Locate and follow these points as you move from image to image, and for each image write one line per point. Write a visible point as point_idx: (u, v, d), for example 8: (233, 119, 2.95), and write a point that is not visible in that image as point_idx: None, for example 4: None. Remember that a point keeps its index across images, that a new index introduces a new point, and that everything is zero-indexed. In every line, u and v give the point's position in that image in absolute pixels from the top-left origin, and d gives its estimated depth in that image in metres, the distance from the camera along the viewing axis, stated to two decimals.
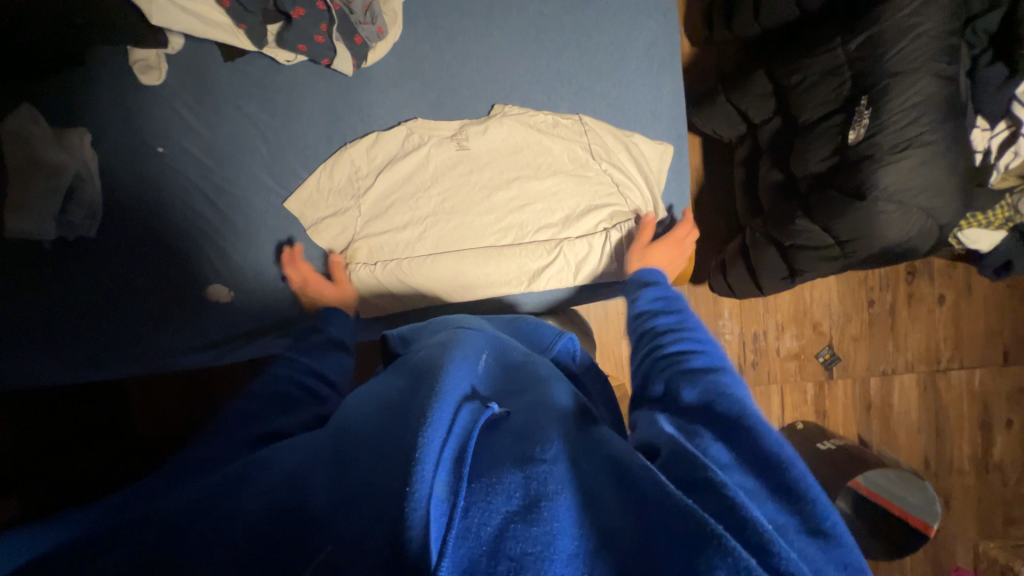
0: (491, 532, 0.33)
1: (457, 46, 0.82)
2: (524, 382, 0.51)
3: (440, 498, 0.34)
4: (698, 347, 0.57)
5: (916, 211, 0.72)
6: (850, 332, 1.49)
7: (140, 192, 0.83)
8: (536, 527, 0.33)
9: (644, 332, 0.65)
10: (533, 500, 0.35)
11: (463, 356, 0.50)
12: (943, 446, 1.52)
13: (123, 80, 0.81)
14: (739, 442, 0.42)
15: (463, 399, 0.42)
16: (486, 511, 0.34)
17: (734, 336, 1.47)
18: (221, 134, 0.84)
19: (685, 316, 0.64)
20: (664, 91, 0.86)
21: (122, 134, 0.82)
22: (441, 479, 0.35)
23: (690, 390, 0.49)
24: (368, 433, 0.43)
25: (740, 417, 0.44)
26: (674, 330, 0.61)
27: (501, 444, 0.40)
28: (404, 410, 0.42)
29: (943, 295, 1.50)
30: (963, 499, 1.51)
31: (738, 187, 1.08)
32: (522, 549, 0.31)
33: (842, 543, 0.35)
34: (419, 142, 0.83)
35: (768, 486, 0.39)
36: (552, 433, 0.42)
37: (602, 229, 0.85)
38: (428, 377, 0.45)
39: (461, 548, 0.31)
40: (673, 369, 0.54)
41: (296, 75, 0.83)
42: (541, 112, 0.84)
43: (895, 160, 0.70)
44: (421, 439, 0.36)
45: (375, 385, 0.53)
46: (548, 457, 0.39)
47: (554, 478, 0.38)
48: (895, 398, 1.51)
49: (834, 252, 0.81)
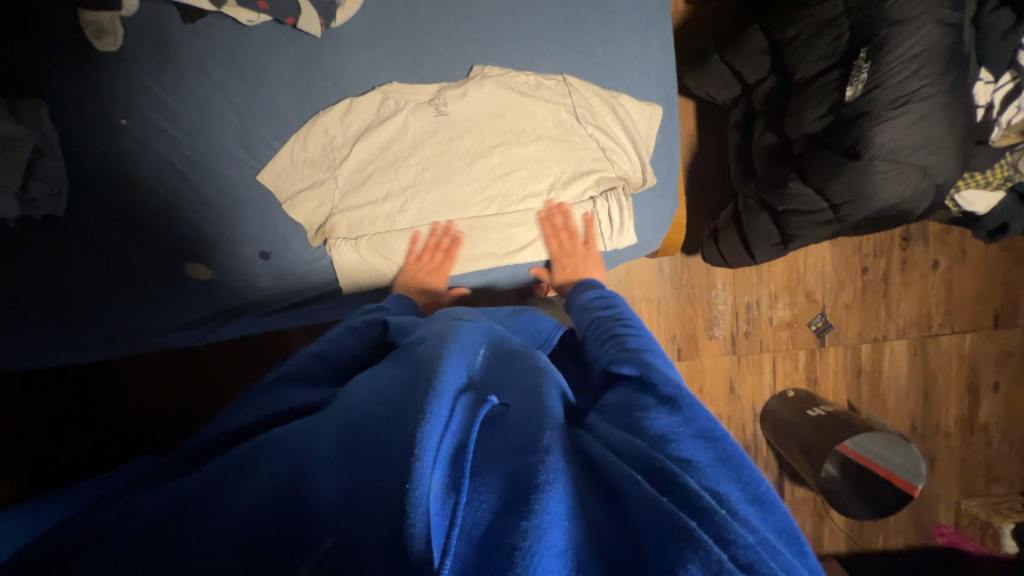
0: (483, 531, 0.33)
1: (434, 1, 0.77)
2: (521, 365, 0.48)
3: (436, 498, 0.33)
4: (632, 331, 0.58)
5: (913, 170, 0.70)
6: (843, 299, 1.49)
7: (105, 167, 0.79)
8: (527, 520, 0.32)
9: (587, 330, 0.65)
10: (524, 492, 0.34)
11: (459, 348, 0.48)
12: (931, 409, 1.54)
13: (76, 45, 0.76)
14: (679, 415, 0.42)
15: (458, 392, 0.41)
16: (478, 509, 0.34)
17: (727, 307, 1.46)
18: (186, 102, 0.79)
19: (621, 308, 0.66)
20: (653, 48, 0.82)
21: (80, 105, 0.78)
22: (438, 477, 0.34)
23: (626, 368, 0.50)
24: (364, 421, 0.41)
25: (675, 391, 0.44)
26: (612, 320, 0.61)
27: (498, 435, 0.39)
28: (399, 401, 0.41)
29: (937, 261, 1.49)
30: (947, 460, 1.55)
31: (731, 152, 1.05)
32: (513, 544, 0.31)
33: (777, 510, 0.37)
34: (395, 108, 0.79)
35: (711, 458, 0.39)
36: (547, 418, 0.40)
37: (588, 197, 0.84)
38: (425, 369, 0.44)
39: (459, 549, 0.32)
40: (613, 352, 0.54)
41: (261, 37, 0.77)
42: (523, 73, 0.80)
43: (893, 116, 0.67)
44: (420, 436, 0.35)
45: (374, 373, 0.51)
46: (544, 446, 0.37)
47: (549, 467, 0.35)
48: (885, 364, 1.52)
49: (828, 215, 0.79)
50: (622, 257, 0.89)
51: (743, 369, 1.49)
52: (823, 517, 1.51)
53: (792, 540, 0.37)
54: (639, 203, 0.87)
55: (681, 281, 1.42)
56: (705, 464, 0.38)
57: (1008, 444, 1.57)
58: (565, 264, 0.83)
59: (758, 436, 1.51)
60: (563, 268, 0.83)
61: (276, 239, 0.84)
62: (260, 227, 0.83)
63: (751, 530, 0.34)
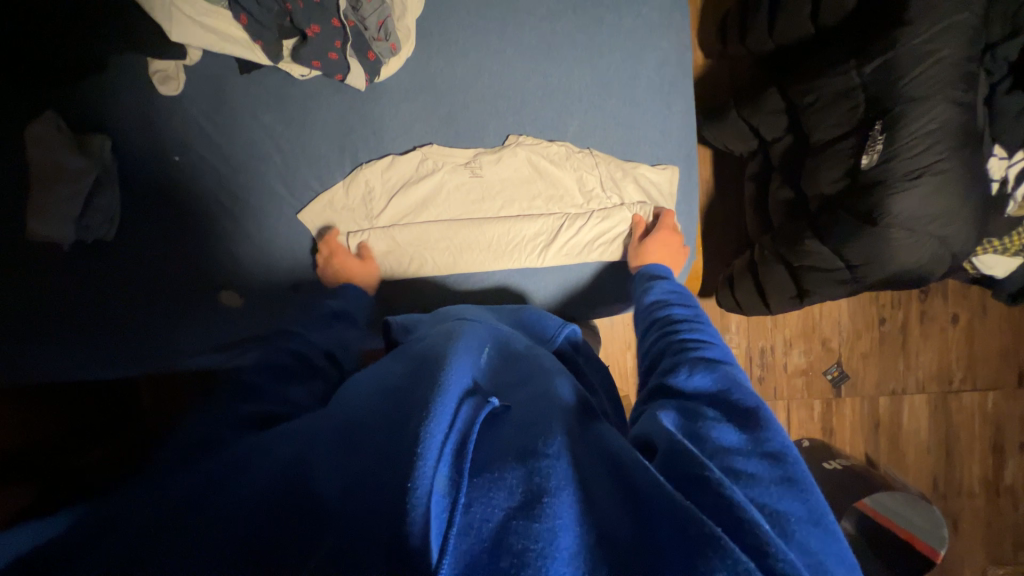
0: (492, 528, 0.34)
1: (469, 59, 0.82)
2: (529, 373, 0.51)
3: (440, 494, 0.35)
4: (709, 338, 0.57)
5: (928, 238, 0.71)
6: (859, 349, 1.47)
7: (155, 197, 0.85)
8: (538, 523, 0.34)
9: (656, 319, 0.65)
10: (534, 496, 0.36)
11: (465, 348, 0.51)
12: (953, 468, 1.49)
13: (144, 91, 0.84)
14: (748, 433, 0.44)
15: (464, 394, 0.43)
16: (488, 507, 0.35)
17: (740, 351, 1.47)
18: (234, 142, 0.85)
19: (690, 303, 0.66)
20: (676, 107, 0.85)
21: (140, 142, 0.84)
22: (443, 473, 0.36)
23: (699, 381, 0.50)
24: (369, 422, 0.43)
25: (752, 412, 0.46)
26: (690, 320, 0.61)
27: (502, 436, 0.42)
28: (404, 398, 0.44)
29: (957, 315, 1.48)
30: (972, 523, 1.49)
31: (748, 203, 1.08)
32: (523, 546, 0.33)
33: (837, 538, 0.38)
34: (432, 168, 0.83)
35: (773, 478, 0.40)
36: (553, 425, 0.42)
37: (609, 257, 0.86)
38: (431, 368, 0.46)
39: (463, 542, 0.33)
40: (684, 355, 0.54)
41: (310, 88, 0.84)
42: (556, 142, 0.83)
43: (906, 187, 0.69)
44: (425, 433, 0.37)
45: (381, 367, 0.55)
46: (551, 452, 0.40)
47: (558, 475, 0.38)
48: (904, 416, 1.49)
49: (844, 274, 0.80)
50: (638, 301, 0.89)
51: None
52: None
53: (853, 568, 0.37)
54: None
55: None
56: (768, 481, 0.40)
57: None
58: (653, 248, 0.80)
59: None
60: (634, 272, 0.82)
61: (307, 272, 0.88)
62: (293, 260, 0.87)
63: (803, 552, 0.35)
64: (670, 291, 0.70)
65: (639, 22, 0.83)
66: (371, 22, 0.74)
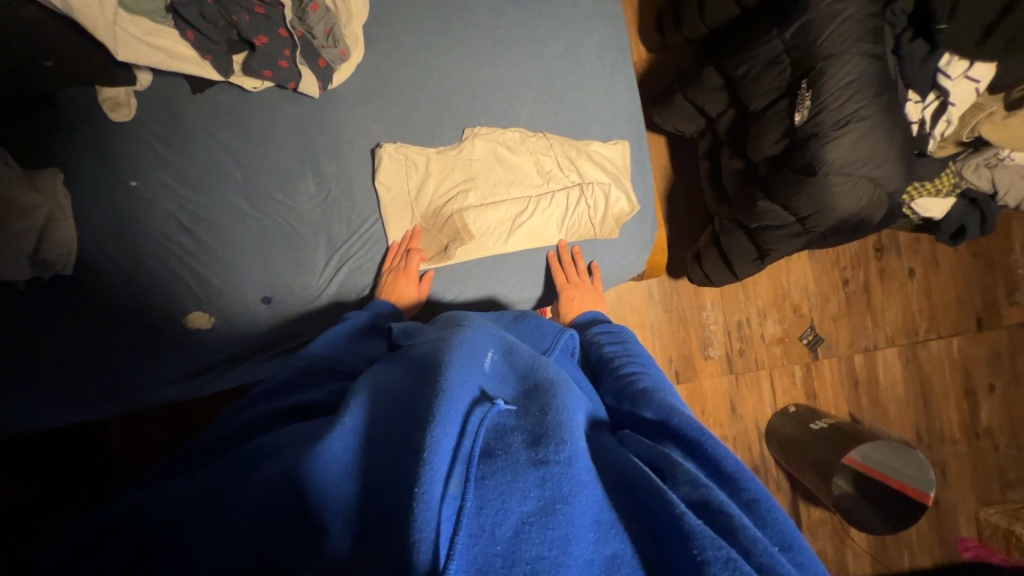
0: (505, 533, 0.35)
1: (419, 60, 0.85)
2: (537, 382, 0.49)
3: (451, 499, 0.36)
4: (643, 369, 0.61)
5: (865, 181, 0.76)
6: (829, 312, 1.54)
7: (112, 227, 0.83)
8: (552, 530, 0.35)
9: (597, 359, 0.67)
10: (547, 502, 0.37)
11: (469, 353, 0.50)
12: (933, 417, 1.55)
13: (95, 121, 0.83)
14: (701, 460, 0.45)
15: (474, 403, 0.44)
16: (500, 511, 0.36)
17: (719, 327, 1.52)
18: (193, 162, 0.85)
19: (628, 341, 0.69)
20: (621, 88, 0.89)
21: (94, 172, 0.83)
22: (454, 478, 0.37)
23: (646, 413, 0.51)
24: (372, 432, 0.44)
25: (699, 435, 0.46)
26: (622, 356, 0.65)
27: (512, 439, 0.42)
28: (415, 406, 0.44)
29: (913, 269, 1.55)
30: (957, 467, 1.54)
31: (704, 179, 1.14)
32: (538, 553, 0.34)
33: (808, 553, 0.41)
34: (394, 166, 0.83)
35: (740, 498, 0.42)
36: (567, 432, 0.42)
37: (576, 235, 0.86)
38: (435, 377, 0.45)
39: (476, 546, 0.34)
40: (630, 391, 0.56)
41: (265, 100, 0.85)
42: (511, 129, 0.86)
43: (838, 135, 0.74)
44: (433, 442, 0.38)
45: (385, 374, 0.53)
46: (563, 458, 0.40)
47: (573, 480, 0.38)
48: (881, 372, 1.54)
49: (796, 228, 0.85)
50: (611, 274, 0.91)
51: (742, 388, 1.53)
52: (845, 539, 1.52)
53: None
54: (621, 229, 0.88)
55: (672, 305, 1.50)
56: (741, 501, 0.42)
57: (1016, 448, 1.57)
58: (572, 294, 0.83)
59: (765, 456, 1.53)
60: (569, 299, 0.83)
61: (280, 285, 0.86)
62: (266, 276, 0.86)
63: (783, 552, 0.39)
64: (601, 330, 0.73)
65: (575, 13, 0.88)
66: (318, 30, 0.76)
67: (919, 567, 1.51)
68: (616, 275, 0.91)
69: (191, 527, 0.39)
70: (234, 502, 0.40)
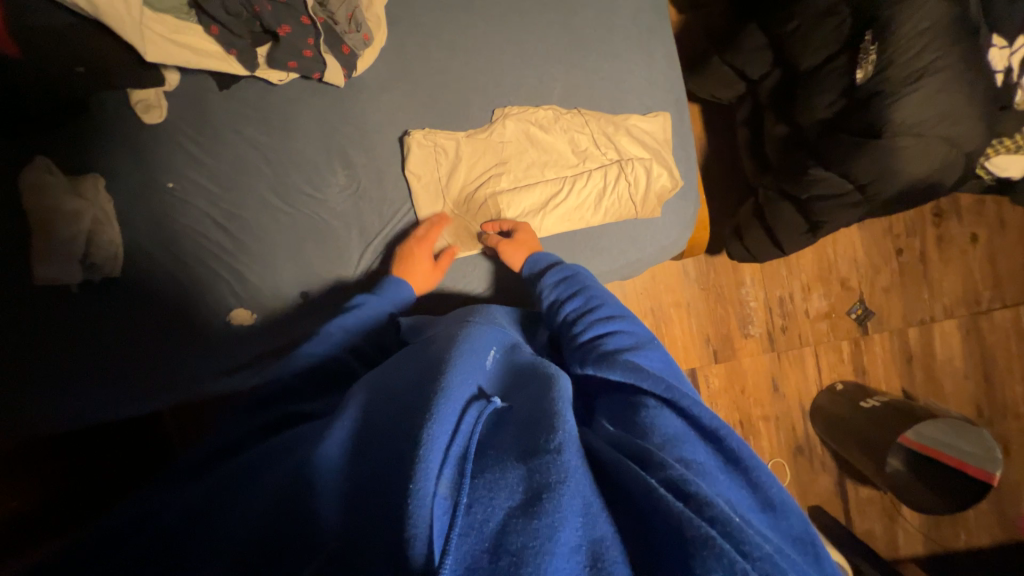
0: (493, 527, 0.35)
1: (442, 39, 0.81)
2: (533, 380, 0.50)
3: (443, 496, 0.37)
4: (606, 327, 0.61)
5: (937, 142, 0.69)
6: (880, 284, 1.45)
7: (156, 229, 0.85)
8: (538, 520, 0.35)
9: (561, 318, 0.67)
10: (535, 494, 0.37)
11: (468, 354, 0.52)
12: (995, 391, 1.46)
13: (129, 124, 0.84)
14: (709, 445, 0.47)
15: (469, 401, 0.45)
16: (489, 506, 0.37)
17: (760, 304, 1.46)
18: (224, 159, 0.85)
19: (585, 288, 0.69)
20: (658, 54, 0.83)
21: (133, 175, 0.85)
22: (447, 475, 0.38)
23: (614, 375, 0.52)
24: (373, 424, 0.46)
25: (693, 416, 0.47)
26: (583, 314, 0.65)
27: (506, 436, 0.43)
28: (412, 405, 0.45)
29: (975, 234, 1.44)
30: (1022, 444, 1.46)
31: (744, 148, 1.07)
32: (523, 543, 0.34)
33: (789, 516, 0.44)
34: (422, 152, 0.81)
35: (718, 466, 0.45)
36: (559, 424, 0.43)
37: (615, 217, 0.80)
38: (434, 377, 0.47)
39: (466, 542, 0.35)
40: (598, 355, 0.56)
41: (290, 93, 0.84)
42: (542, 107, 0.81)
43: (908, 91, 0.67)
44: (427, 436, 0.40)
45: (387, 374, 0.54)
46: (554, 451, 0.40)
47: (563, 472, 0.39)
48: (937, 346, 1.45)
49: (855, 197, 0.77)
50: (654, 257, 0.84)
51: (785, 366, 1.47)
52: (896, 517, 1.47)
53: (802, 543, 0.44)
54: (663, 208, 0.82)
55: (709, 282, 1.45)
56: (716, 469, 0.45)
57: None
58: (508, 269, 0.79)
59: (810, 434, 1.48)
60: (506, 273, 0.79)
61: (316, 279, 0.87)
62: (302, 272, 0.87)
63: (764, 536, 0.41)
64: (559, 283, 0.71)
65: None
66: (340, 16, 0.74)
67: (978, 546, 1.45)
68: (659, 257, 0.84)
69: (197, 529, 0.42)
70: (239, 504, 0.43)
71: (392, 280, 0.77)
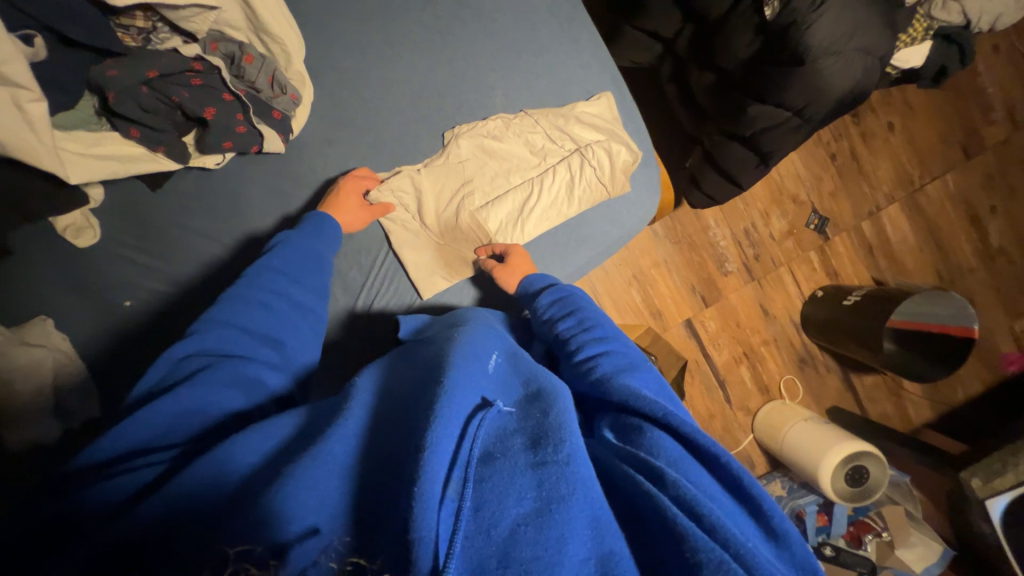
0: (501, 533, 0.37)
1: (372, 78, 0.80)
2: (534, 388, 0.52)
3: (450, 501, 0.39)
4: (600, 350, 0.60)
5: (855, 54, 0.75)
6: (826, 190, 1.55)
7: (126, 352, 0.79)
8: (546, 529, 0.37)
9: (556, 337, 0.66)
10: (542, 504, 0.39)
11: (470, 355, 0.54)
12: (948, 254, 1.60)
13: (65, 253, 0.78)
14: (706, 468, 0.48)
15: (473, 410, 0.47)
16: (496, 512, 0.38)
17: (729, 241, 1.53)
18: (179, 259, 0.80)
19: (580, 310, 0.67)
20: (583, 38, 0.85)
21: (85, 305, 0.79)
22: (454, 480, 0.40)
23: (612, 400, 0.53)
24: (380, 431, 0.47)
25: (695, 440, 0.48)
26: (577, 335, 0.63)
27: (512, 442, 0.45)
28: (415, 410, 0.47)
29: (892, 122, 1.57)
30: (983, 293, 1.61)
31: (677, 103, 1.12)
32: (531, 554, 0.36)
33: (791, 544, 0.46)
34: (390, 194, 0.79)
35: (718, 491, 0.47)
36: (565, 432, 0.44)
37: (591, 203, 0.82)
38: (438, 380, 0.49)
39: (473, 546, 0.37)
40: (593, 381, 0.56)
41: (230, 173, 0.79)
42: (490, 118, 0.81)
43: (818, 15, 0.71)
44: (435, 444, 0.41)
45: (393, 374, 0.56)
46: (560, 459, 0.42)
47: (569, 479, 0.41)
48: (889, 230, 1.58)
49: (794, 121, 0.83)
50: (635, 229, 0.87)
51: (768, 290, 1.55)
52: (901, 393, 1.59)
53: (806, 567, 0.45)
54: (632, 181, 0.84)
55: (678, 235, 1.50)
56: (716, 492, 0.47)
57: None
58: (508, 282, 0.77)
59: (808, 344, 1.57)
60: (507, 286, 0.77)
61: None
62: None
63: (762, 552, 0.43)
64: (552, 302, 0.69)
65: None
66: (261, 82, 0.71)
67: (976, 395, 1.59)
68: (638, 228, 0.87)
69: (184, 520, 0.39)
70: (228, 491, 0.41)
71: (315, 214, 0.73)
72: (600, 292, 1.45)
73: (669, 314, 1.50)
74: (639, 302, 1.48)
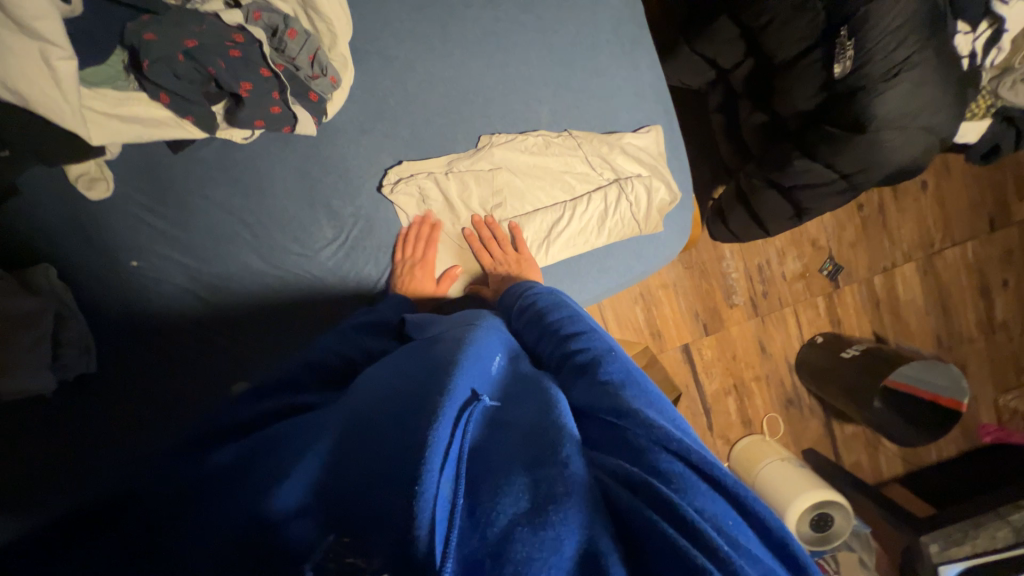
0: (498, 533, 0.32)
1: (420, 73, 0.77)
2: (530, 389, 0.46)
3: (445, 496, 0.33)
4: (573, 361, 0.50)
5: (918, 131, 0.74)
6: (846, 239, 1.54)
7: (127, 312, 0.76)
8: (544, 532, 0.32)
9: (536, 350, 0.57)
10: (542, 503, 0.33)
11: (473, 349, 0.47)
12: (952, 320, 1.60)
13: (70, 203, 0.74)
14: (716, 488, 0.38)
15: (466, 398, 0.40)
16: (492, 512, 0.33)
17: (741, 274, 1.52)
18: (191, 226, 0.77)
19: (550, 317, 0.57)
20: (644, 66, 0.84)
21: (86, 256, 0.75)
22: (448, 475, 0.34)
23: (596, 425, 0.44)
24: (371, 414, 0.41)
25: (701, 462, 0.38)
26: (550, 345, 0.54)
27: (509, 443, 0.38)
28: (410, 396, 0.41)
29: (925, 181, 1.54)
30: (977, 363, 1.63)
31: (721, 136, 1.08)
32: (527, 555, 0.31)
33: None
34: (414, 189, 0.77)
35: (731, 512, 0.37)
36: (567, 435, 0.38)
37: (618, 236, 0.80)
38: (435, 369, 0.42)
39: (467, 547, 0.32)
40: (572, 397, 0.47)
41: (258, 146, 0.76)
42: (531, 134, 0.80)
43: (889, 87, 0.70)
44: (431, 436, 0.35)
45: (392, 366, 0.50)
46: (562, 461, 0.35)
47: (569, 481, 0.34)
48: (900, 288, 1.57)
49: (840, 184, 0.82)
50: (657, 266, 0.85)
51: (769, 328, 1.56)
52: (878, 447, 1.62)
53: None
54: (664, 221, 0.83)
55: (692, 261, 1.49)
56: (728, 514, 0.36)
57: None
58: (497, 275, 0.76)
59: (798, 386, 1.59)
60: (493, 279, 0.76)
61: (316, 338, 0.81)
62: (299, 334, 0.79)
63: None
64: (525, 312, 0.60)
65: None
66: (302, 61, 0.69)
67: (948, 459, 1.63)
68: (662, 266, 0.85)
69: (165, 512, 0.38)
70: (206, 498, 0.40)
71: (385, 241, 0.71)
72: (605, 307, 1.44)
73: (668, 337, 1.50)
74: (642, 322, 1.47)
